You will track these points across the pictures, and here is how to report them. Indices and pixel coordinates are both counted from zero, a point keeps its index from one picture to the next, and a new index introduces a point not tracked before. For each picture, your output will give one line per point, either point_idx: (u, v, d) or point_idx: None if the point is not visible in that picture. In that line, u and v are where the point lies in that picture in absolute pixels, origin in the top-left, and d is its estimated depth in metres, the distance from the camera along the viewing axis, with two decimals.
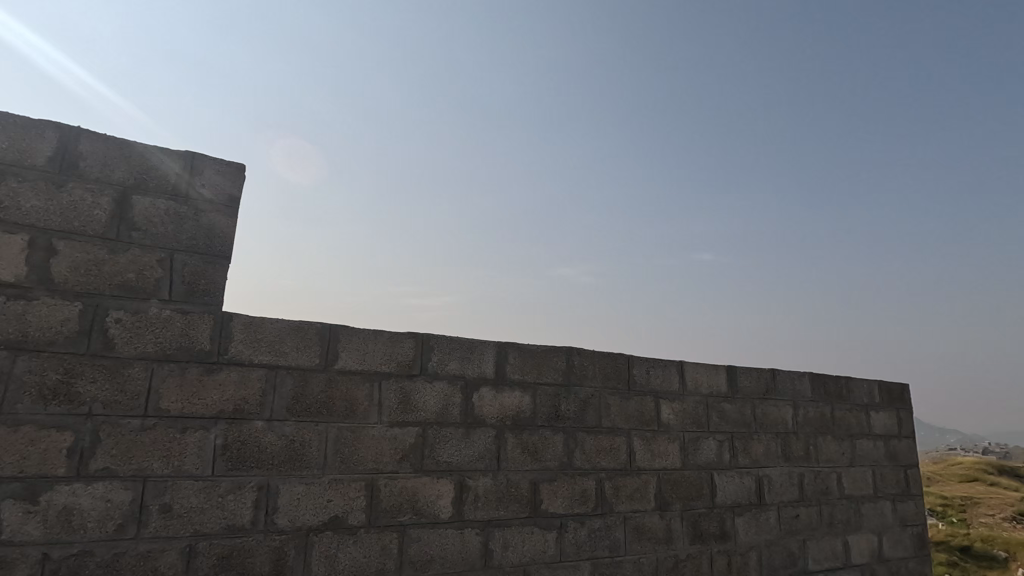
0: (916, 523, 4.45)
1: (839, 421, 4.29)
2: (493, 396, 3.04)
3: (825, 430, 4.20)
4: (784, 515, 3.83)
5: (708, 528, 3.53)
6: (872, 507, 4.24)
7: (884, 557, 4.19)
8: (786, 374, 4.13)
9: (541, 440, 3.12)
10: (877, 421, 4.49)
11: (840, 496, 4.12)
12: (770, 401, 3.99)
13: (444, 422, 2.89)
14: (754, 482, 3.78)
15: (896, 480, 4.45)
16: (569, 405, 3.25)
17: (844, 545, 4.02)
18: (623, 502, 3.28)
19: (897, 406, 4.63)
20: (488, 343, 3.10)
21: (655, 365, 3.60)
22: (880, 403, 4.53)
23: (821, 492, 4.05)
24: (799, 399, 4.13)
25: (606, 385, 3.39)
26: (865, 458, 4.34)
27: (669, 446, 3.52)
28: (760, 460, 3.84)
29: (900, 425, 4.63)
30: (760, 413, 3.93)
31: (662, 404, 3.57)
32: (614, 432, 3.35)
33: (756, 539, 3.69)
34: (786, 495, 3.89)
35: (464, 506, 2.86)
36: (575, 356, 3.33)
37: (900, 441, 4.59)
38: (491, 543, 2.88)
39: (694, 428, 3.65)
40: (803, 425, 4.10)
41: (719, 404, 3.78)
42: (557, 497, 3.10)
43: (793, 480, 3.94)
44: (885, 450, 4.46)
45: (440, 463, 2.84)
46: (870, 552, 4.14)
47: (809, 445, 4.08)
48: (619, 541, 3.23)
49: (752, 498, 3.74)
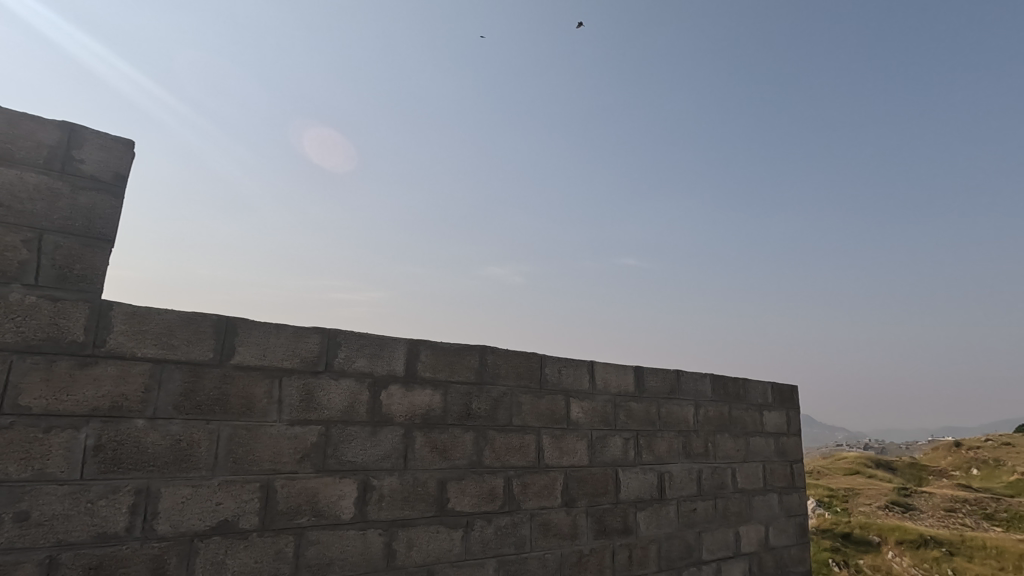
0: (799, 514, 4.83)
1: (736, 419, 4.58)
2: (403, 394, 2.99)
3: (723, 428, 4.47)
4: (682, 509, 4.04)
5: (611, 522, 3.66)
6: (762, 499, 4.57)
7: (771, 546, 4.53)
8: (689, 375, 4.36)
9: (452, 439, 3.10)
10: (769, 419, 4.83)
11: (733, 490, 4.40)
12: (675, 401, 4.20)
13: (349, 421, 2.80)
14: (656, 478, 3.96)
15: (784, 474, 4.81)
16: (481, 404, 3.26)
17: (735, 536, 4.30)
18: (531, 500, 3.33)
19: (787, 406, 5.01)
20: (399, 340, 3.05)
21: (567, 365, 3.68)
22: (773, 403, 4.89)
23: (718, 487, 4.31)
24: (700, 399, 4.37)
25: (518, 383, 3.43)
26: (757, 454, 4.66)
27: (577, 445, 3.61)
28: (663, 457, 4.03)
29: (789, 424, 5.01)
30: (664, 412, 4.12)
31: (572, 403, 3.66)
32: (525, 430, 3.40)
33: (656, 532, 3.86)
34: (685, 490, 4.10)
35: (368, 506, 2.79)
36: (488, 355, 3.35)
37: (789, 438, 4.97)
38: (395, 543, 2.83)
39: (602, 426, 3.77)
40: (703, 423, 4.35)
41: (627, 404, 3.92)
42: (465, 495, 3.10)
43: (692, 476, 4.17)
44: (775, 446, 4.81)
45: (344, 462, 2.75)
46: (758, 541, 4.45)
47: (707, 442, 4.33)
48: (526, 538, 3.27)
49: (653, 493, 3.91)
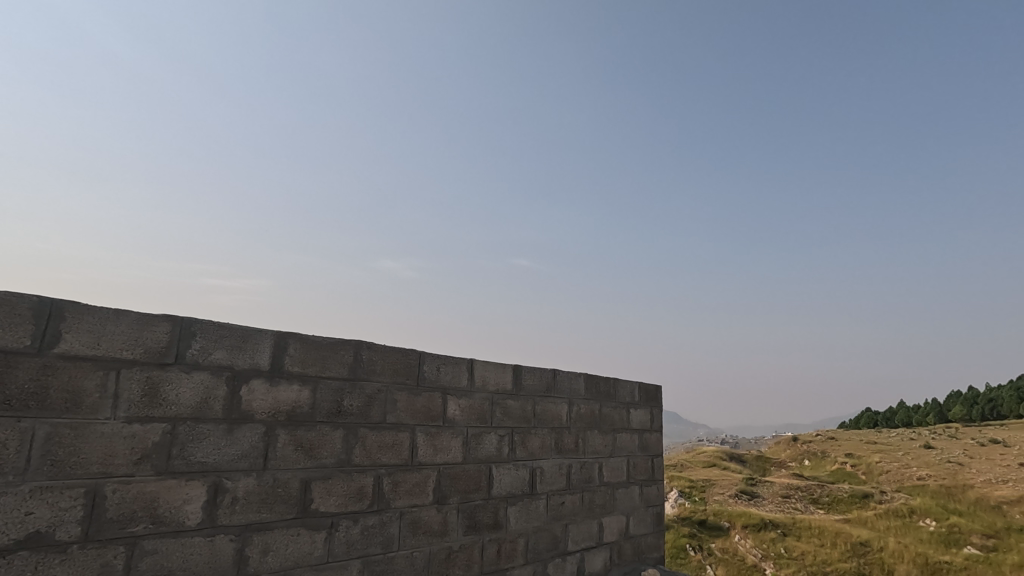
0: (656, 504, 5.23)
1: (605, 416, 4.86)
2: (266, 389, 2.80)
3: (593, 425, 4.73)
4: (551, 502, 4.21)
5: (482, 518, 3.71)
6: (624, 492, 4.89)
7: (630, 534, 4.86)
8: (565, 374, 4.55)
9: (319, 436, 2.97)
10: (635, 416, 5.18)
11: (599, 483, 4.67)
12: (550, 399, 4.36)
13: (201, 418, 2.57)
14: (528, 473, 4.08)
15: (645, 467, 5.18)
16: (353, 400, 3.15)
17: (598, 526, 4.56)
18: (401, 498, 3.28)
19: (651, 404, 5.41)
20: (265, 333, 2.86)
21: (446, 362, 3.68)
22: (639, 402, 5.25)
23: (585, 480, 4.54)
24: (574, 397, 4.58)
25: (394, 380, 3.36)
26: (623, 449, 4.98)
27: (452, 442, 3.62)
28: (535, 453, 4.17)
29: (652, 421, 5.41)
30: (539, 410, 4.27)
31: (449, 400, 3.66)
32: (398, 428, 3.34)
33: (525, 526, 3.98)
34: (555, 484, 4.27)
35: (218, 510, 2.57)
36: (364, 350, 3.25)
37: (651, 434, 5.37)
38: (248, 549, 2.64)
39: (478, 423, 3.81)
40: (575, 420, 4.56)
41: (504, 401, 4.01)
42: (331, 496, 2.98)
43: (562, 470, 4.35)
44: (639, 442, 5.17)
45: (192, 463, 2.52)
46: (619, 531, 4.75)
47: (578, 439, 4.54)
48: (393, 537, 3.21)
49: (524, 489, 4.03)
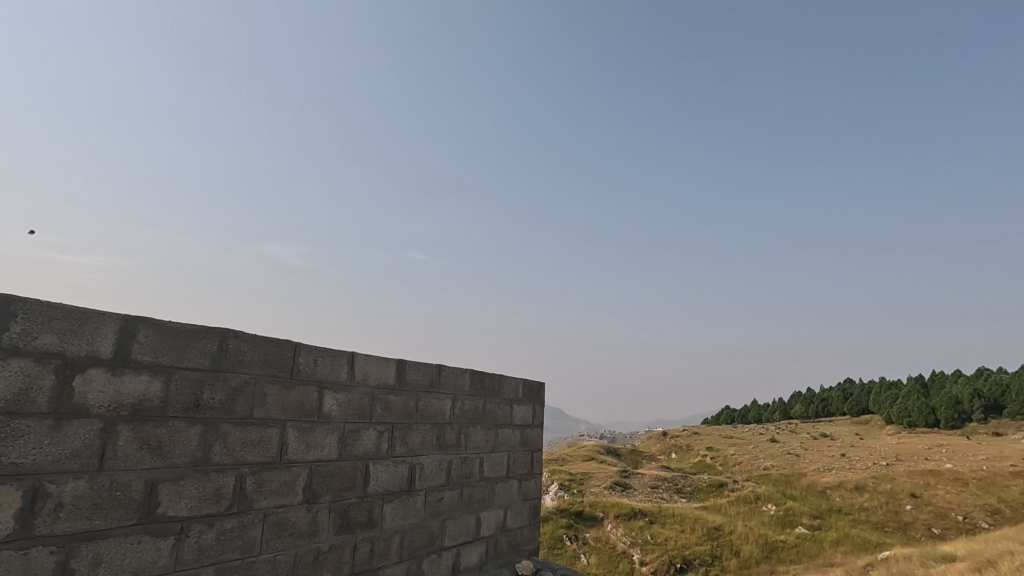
0: (533, 497, 5.38)
1: (488, 412, 4.91)
2: (107, 380, 2.48)
3: (476, 421, 4.76)
4: (429, 498, 4.17)
5: (355, 517, 3.58)
6: (503, 486, 4.98)
7: (506, 528, 4.95)
8: (450, 370, 4.54)
9: (171, 433, 2.68)
10: (518, 412, 5.29)
11: (479, 478, 4.71)
12: (433, 394, 4.32)
13: (16, 413, 2.21)
14: (407, 470, 4.01)
15: (525, 462, 5.31)
16: (215, 394, 2.88)
17: (476, 521, 4.60)
18: (266, 499, 3.06)
19: (534, 400, 5.55)
20: (109, 316, 2.53)
21: (323, 355, 3.51)
22: (522, 398, 5.37)
23: (465, 476, 4.55)
24: (458, 393, 4.58)
25: (264, 372, 3.13)
26: (504, 444, 5.07)
27: (327, 439, 3.45)
28: (416, 449, 4.10)
29: (534, 416, 5.55)
30: (422, 406, 4.21)
31: (325, 394, 3.48)
32: (267, 423, 3.11)
33: (401, 524, 3.90)
34: (434, 480, 4.23)
35: (36, 520, 2.23)
36: (231, 339, 2.99)
37: (532, 429, 5.50)
38: (75, 562, 2.32)
39: (356, 418, 3.67)
40: (459, 416, 4.56)
41: (385, 396, 3.90)
42: (182, 498, 2.70)
43: (442, 466, 4.33)
44: (520, 437, 5.29)
45: (4, 466, 2.16)
46: (496, 524, 4.83)
47: (460, 434, 4.55)
48: (255, 541, 2.99)
49: (402, 485, 3.95)
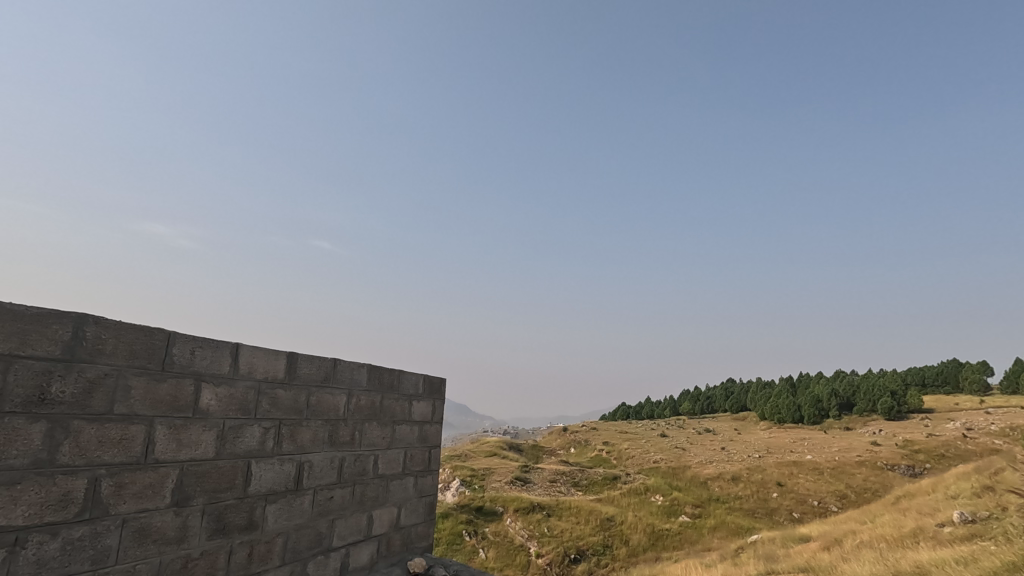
0: (430, 494, 5.33)
1: (385, 408, 4.80)
2: None
3: (372, 417, 4.63)
4: (318, 498, 3.99)
5: (233, 519, 3.34)
6: (398, 483, 4.89)
7: (400, 525, 4.86)
8: (345, 364, 4.38)
9: (7, 431, 2.35)
10: (417, 408, 5.22)
11: (373, 476, 4.58)
12: (327, 389, 4.15)
13: None
14: (294, 468, 3.81)
15: (422, 458, 5.25)
16: (66, 387, 2.56)
17: (368, 519, 4.47)
18: (126, 503, 2.77)
19: (434, 396, 5.50)
20: None
21: (203, 346, 3.25)
22: (422, 394, 5.30)
23: (358, 474, 4.41)
24: (354, 388, 4.44)
25: (130, 364, 2.84)
26: (401, 441, 4.97)
27: (204, 436, 3.19)
28: (305, 446, 3.91)
29: (433, 412, 5.49)
30: (314, 401, 4.02)
31: (203, 388, 3.22)
32: (130, 420, 2.81)
33: (285, 525, 3.70)
34: (324, 478, 4.06)
35: None
36: (89, 327, 2.68)
37: (431, 425, 5.44)
38: None
39: (239, 414, 3.42)
40: (353, 411, 4.41)
41: (273, 391, 3.68)
42: (18, 505, 2.37)
43: (334, 464, 4.16)
44: (418, 433, 5.21)
45: None
46: (389, 522, 4.72)
47: (354, 431, 4.40)
48: (110, 550, 2.69)
49: (288, 485, 3.75)
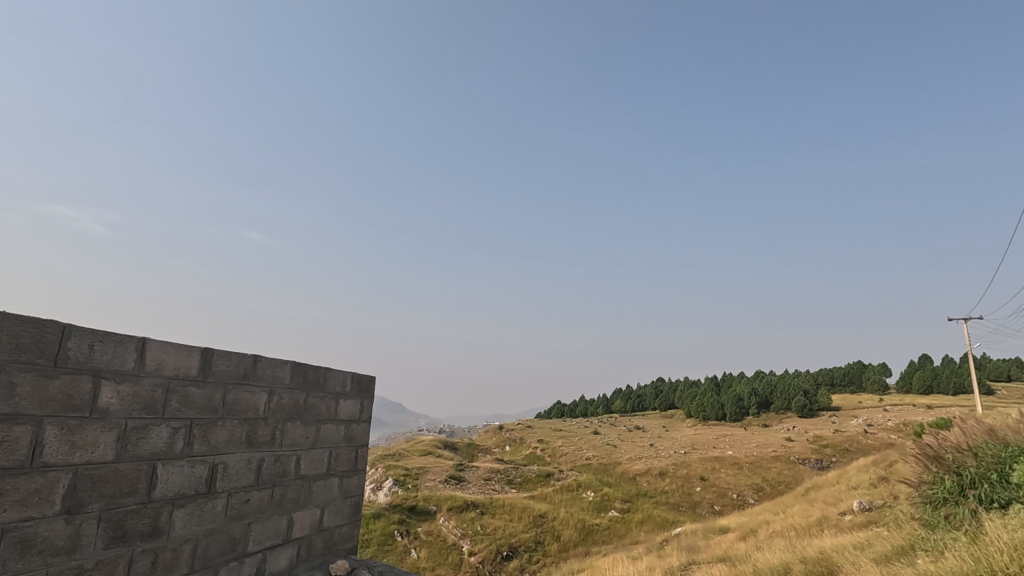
0: (356, 494, 5.19)
1: (309, 407, 4.63)
2: None
3: (295, 416, 4.45)
4: (232, 501, 3.79)
5: (134, 526, 3.12)
6: (322, 484, 4.74)
7: (322, 527, 4.71)
8: (266, 361, 4.20)
9: None
10: (343, 407, 5.07)
11: (295, 477, 4.42)
12: (245, 387, 3.95)
13: None
14: (207, 471, 3.60)
15: (347, 458, 5.10)
16: None
17: (287, 522, 4.30)
18: (7, 512, 2.53)
19: (362, 394, 5.37)
20: None
21: (103, 341, 3.02)
22: (350, 392, 5.17)
23: (278, 475, 4.24)
24: (276, 385, 4.26)
25: (14, 360, 2.60)
26: (325, 440, 4.82)
27: (102, 438, 2.95)
28: (219, 447, 3.70)
29: (361, 411, 5.36)
30: (230, 399, 3.82)
31: (103, 386, 2.99)
32: (15, 420, 2.57)
33: (194, 531, 3.49)
34: (240, 480, 3.86)
35: None
36: None
37: (359, 424, 5.31)
38: None
39: (144, 414, 3.20)
40: (274, 411, 4.23)
41: (185, 389, 3.47)
42: None
43: (251, 465, 3.97)
44: (344, 433, 5.07)
45: None
46: (310, 525, 4.57)
47: (275, 431, 4.22)
48: None
49: (199, 488, 3.54)
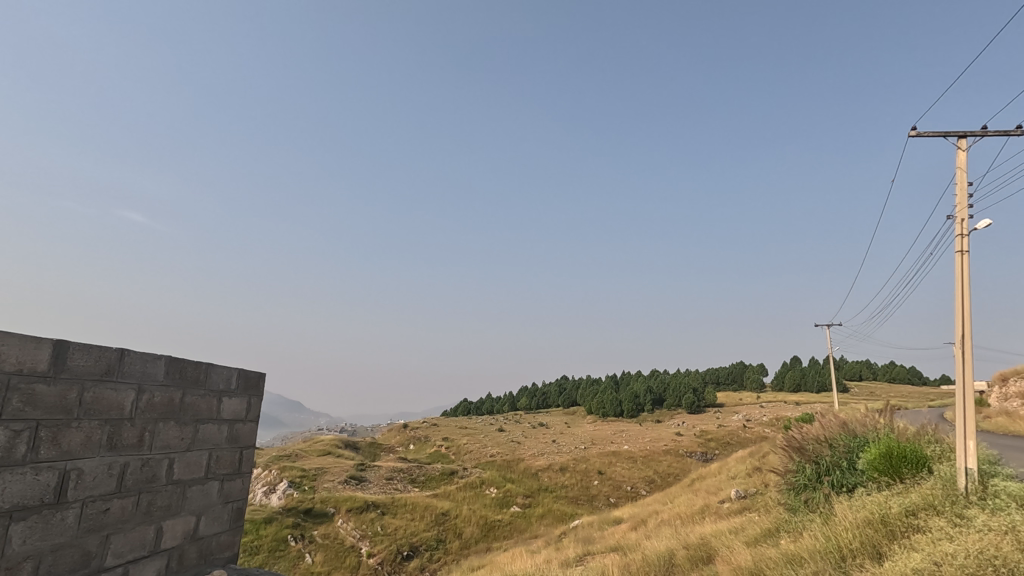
0: (238, 499, 4.85)
1: (186, 406, 4.26)
2: None
3: (168, 416, 4.08)
4: (87, 511, 3.40)
5: None
6: (198, 490, 4.38)
7: (197, 536, 4.35)
8: (136, 355, 3.82)
9: None
10: (227, 406, 4.72)
11: (166, 482, 4.05)
12: (108, 384, 3.55)
13: None
14: (56, 478, 3.20)
15: (230, 461, 4.75)
16: None
17: (156, 532, 3.93)
18: None
19: (249, 392, 5.03)
20: None
21: None
22: (236, 389, 4.83)
23: (145, 481, 3.86)
24: (146, 382, 3.88)
25: None
26: (205, 441, 4.46)
27: None
28: (73, 451, 3.31)
29: (247, 410, 5.00)
30: (89, 398, 3.42)
31: None
32: None
33: (37, 546, 3.09)
34: (97, 488, 3.47)
35: None
36: None
37: (244, 424, 4.95)
38: None
39: None
40: (143, 410, 3.84)
41: (30, 386, 3.06)
42: None
43: (111, 471, 3.58)
44: (227, 433, 4.72)
45: None
46: (183, 534, 4.20)
47: (144, 432, 3.84)
48: None
49: (45, 498, 3.14)
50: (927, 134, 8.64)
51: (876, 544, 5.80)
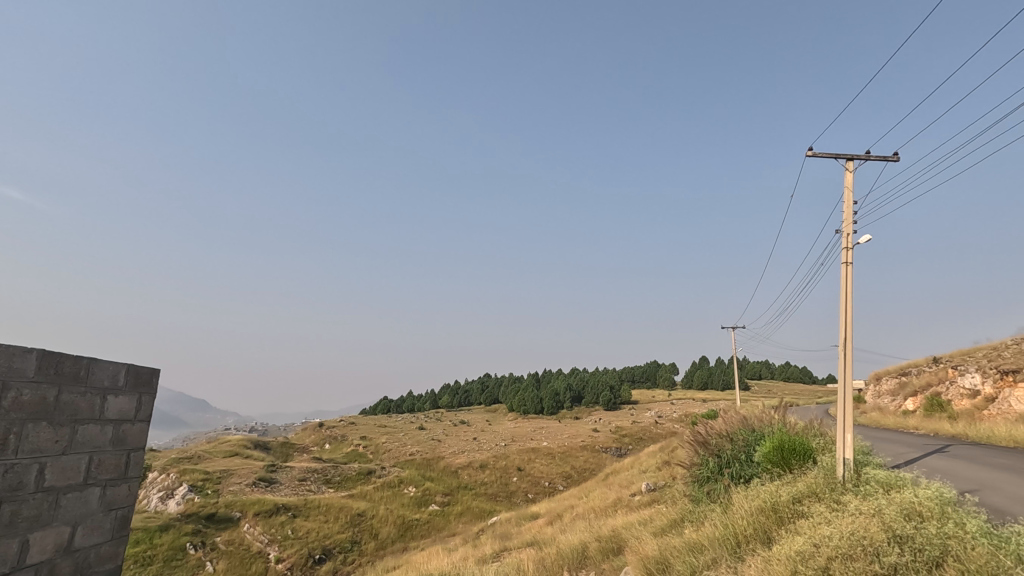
0: (123, 506, 4.45)
1: (63, 405, 3.85)
2: None
3: (40, 417, 3.67)
4: None
5: None
6: (75, 497, 3.97)
7: (72, 548, 3.94)
8: None
9: None
10: (113, 405, 4.31)
11: (35, 490, 3.64)
12: None
13: None
14: None
15: (115, 465, 4.34)
16: None
17: (19, 546, 3.52)
18: None
19: (140, 391, 4.62)
20: None
21: None
22: (123, 387, 4.42)
23: (8, 489, 3.45)
24: (13, 379, 3.47)
25: None
26: (85, 444, 4.06)
27: None
28: None
29: (137, 410, 4.59)
30: None
31: None
32: None
33: None
34: None
35: None
36: None
37: (133, 425, 4.54)
38: None
39: None
40: (9, 410, 3.43)
41: None
42: None
43: None
44: (112, 435, 4.31)
45: None
46: (54, 546, 3.80)
47: (9, 434, 3.43)
48: None
49: None
50: (821, 155, 9.46)
51: (766, 530, 6.30)
